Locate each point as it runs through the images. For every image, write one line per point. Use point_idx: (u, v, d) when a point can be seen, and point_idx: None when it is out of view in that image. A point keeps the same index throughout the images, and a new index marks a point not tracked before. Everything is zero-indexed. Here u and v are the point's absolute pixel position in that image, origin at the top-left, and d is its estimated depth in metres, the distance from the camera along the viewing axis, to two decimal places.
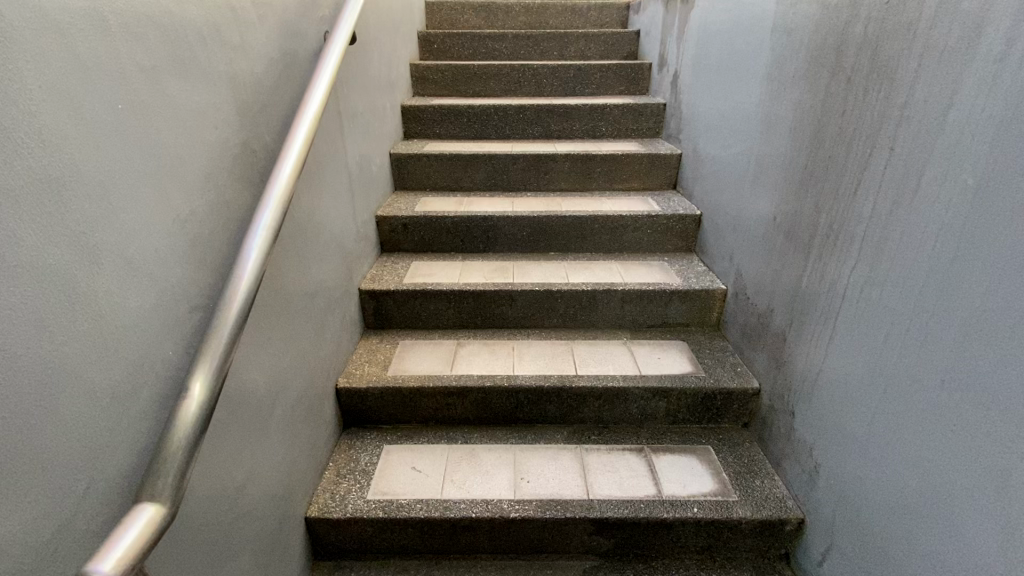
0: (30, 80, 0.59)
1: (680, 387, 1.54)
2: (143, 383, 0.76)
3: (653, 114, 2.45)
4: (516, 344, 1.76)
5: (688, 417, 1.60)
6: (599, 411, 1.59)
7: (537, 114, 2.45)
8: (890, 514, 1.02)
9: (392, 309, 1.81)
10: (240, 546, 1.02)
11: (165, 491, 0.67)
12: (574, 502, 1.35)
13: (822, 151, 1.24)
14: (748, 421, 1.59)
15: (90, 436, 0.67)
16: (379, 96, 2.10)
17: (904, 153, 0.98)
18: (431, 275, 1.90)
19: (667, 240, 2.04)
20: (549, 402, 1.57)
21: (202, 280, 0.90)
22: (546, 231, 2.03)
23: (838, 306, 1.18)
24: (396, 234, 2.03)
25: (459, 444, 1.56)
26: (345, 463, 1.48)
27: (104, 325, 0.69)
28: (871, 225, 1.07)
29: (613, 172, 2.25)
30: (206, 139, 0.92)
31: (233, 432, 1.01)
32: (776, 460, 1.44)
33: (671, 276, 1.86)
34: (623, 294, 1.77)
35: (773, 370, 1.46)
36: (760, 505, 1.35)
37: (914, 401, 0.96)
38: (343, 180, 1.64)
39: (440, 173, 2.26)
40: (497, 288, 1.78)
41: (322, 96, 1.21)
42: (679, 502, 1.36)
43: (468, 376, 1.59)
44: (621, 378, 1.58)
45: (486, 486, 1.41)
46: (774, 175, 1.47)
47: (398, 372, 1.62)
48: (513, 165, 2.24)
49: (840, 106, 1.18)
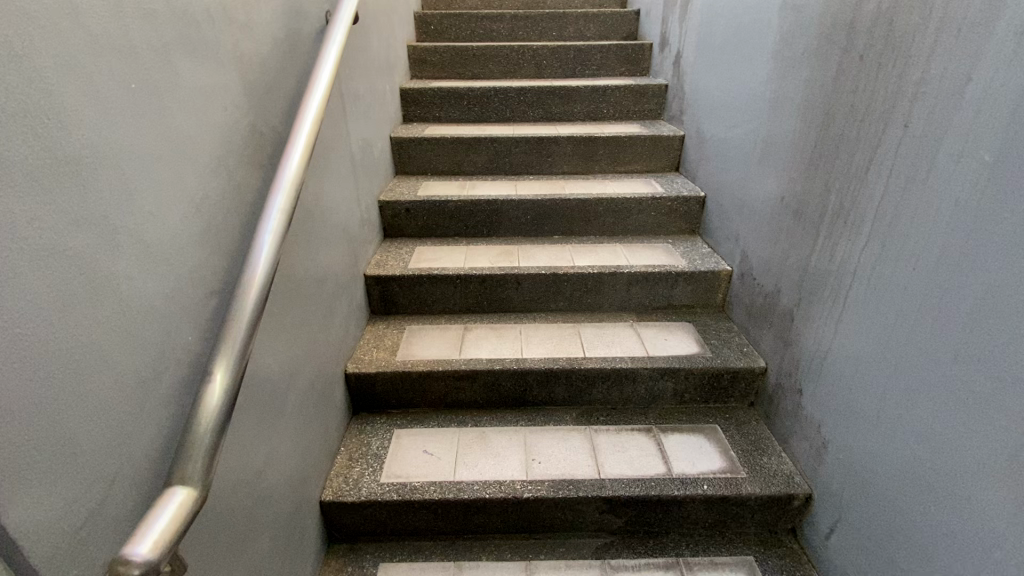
0: (46, 59, 0.57)
1: (688, 368, 1.56)
2: (166, 368, 0.75)
3: (654, 95, 2.43)
4: (523, 328, 1.76)
5: (695, 397, 1.62)
6: (607, 393, 1.60)
7: (538, 96, 2.43)
8: (901, 486, 1.04)
9: (398, 294, 1.80)
10: (260, 529, 1.03)
11: (195, 475, 0.67)
12: (586, 482, 1.37)
13: (833, 129, 1.24)
14: (754, 401, 1.61)
15: (117, 421, 0.66)
16: (379, 78, 2.07)
17: (919, 130, 0.99)
18: (436, 259, 1.89)
19: (671, 222, 2.04)
20: (558, 384, 1.58)
21: (219, 264, 0.90)
22: (550, 215, 2.02)
23: (848, 284, 1.19)
24: (399, 219, 2.02)
25: (469, 427, 1.57)
26: (357, 447, 1.49)
27: (125, 310, 0.68)
28: (883, 203, 1.08)
29: (616, 155, 2.23)
30: (216, 121, 0.91)
31: (250, 417, 1.01)
32: (783, 437, 1.46)
33: (677, 258, 1.87)
34: (629, 276, 1.77)
35: (780, 349, 1.48)
36: (768, 481, 1.37)
37: (926, 376, 0.97)
38: (348, 165, 1.63)
39: (441, 157, 2.24)
40: (503, 272, 1.78)
41: (331, 76, 1.19)
42: (689, 480, 1.38)
43: (477, 360, 1.59)
44: (629, 359, 1.59)
45: (498, 468, 1.42)
46: (781, 155, 1.47)
47: (407, 357, 1.62)
48: (516, 148, 2.22)
49: (852, 84, 1.17)
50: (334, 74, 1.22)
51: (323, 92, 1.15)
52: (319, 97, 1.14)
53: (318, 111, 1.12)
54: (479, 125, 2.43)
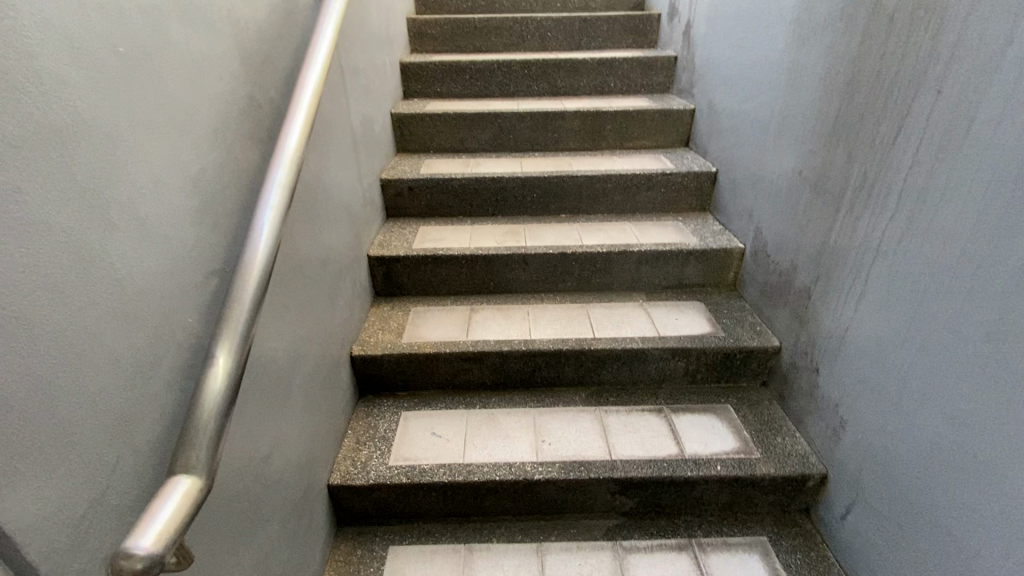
0: (23, 17, 0.52)
1: (700, 348, 1.52)
2: (166, 352, 0.72)
3: (663, 68, 2.36)
4: (531, 308, 1.72)
5: (707, 377, 1.59)
6: (617, 374, 1.57)
7: (543, 69, 2.35)
8: (925, 467, 1.01)
9: (403, 275, 1.76)
10: (268, 515, 1.00)
11: (199, 463, 0.64)
12: (597, 463, 1.35)
13: (857, 98, 1.19)
14: (767, 380, 1.59)
15: (116, 408, 0.63)
16: (379, 51, 1.99)
17: (954, 96, 0.93)
18: (441, 239, 1.84)
19: (681, 199, 1.99)
20: (567, 365, 1.55)
21: (219, 243, 0.86)
22: (557, 192, 1.97)
23: (872, 260, 1.14)
24: (402, 198, 1.96)
25: (477, 409, 1.54)
26: (364, 431, 1.47)
27: (121, 291, 0.64)
28: (912, 174, 1.03)
29: (624, 130, 2.17)
30: (212, 92, 0.85)
31: (256, 401, 0.98)
32: (797, 417, 1.44)
33: (688, 236, 1.82)
34: (639, 254, 1.73)
35: (796, 328, 1.44)
36: (783, 461, 1.35)
37: (956, 355, 0.94)
38: (349, 141, 1.57)
39: (444, 134, 2.17)
40: (510, 251, 1.74)
41: (330, 46, 1.13)
42: (702, 461, 1.36)
43: (485, 341, 1.56)
44: (640, 339, 1.55)
45: (508, 450, 1.40)
46: (799, 126, 1.42)
47: (413, 339, 1.59)
48: (521, 123, 2.15)
49: (879, 48, 1.11)
50: (333, 43, 1.16)
51: (322, 62, 1.10)
52: (319, 67, 1.09)
53: (317, 83, 1.07)
54: (482, 100, 2.36)
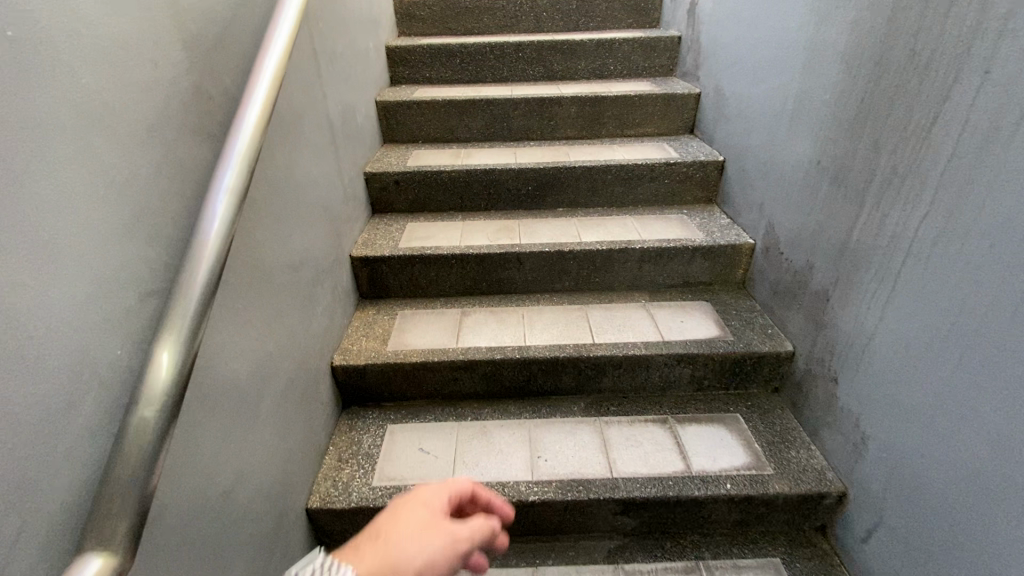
0: None
1: (708, 354, 1.41)
2: (86, 393, 0.61)
3: (666, 49, 2.21)
4: (526, 311, 1.61)
5: (715, 384, 1.48)
6: (619, 381, 1.47)
7: (538, 52, 2.21)
8: (961, 495, 0.91)
9: (389, 277, 1.65)
10: (231, 555, 0.91)
11: (117, 537, 0.56)
12: (597, 482, 1.25)
13: (886, 80, 1.06)
14: (779, 386, 1.48)
15: (16, 468, 0.52)
16: (361, 33, 1.86)
17: (1005, 77, 0.81)
18: (429, 237, 1.72)
19: (686, 190, 1.86)
20: (565, 374, 1.44)
21: (159, 257, 0.74)
22: (554, 185, 1.84)
23: (902, 262, 1.03)
24: (388, 193, 1.84)
25: (469, 421, 1.44)
26: (347, 447, 1.37)
27: (18, 328, 0.53)
28: (952, 167, 0.91)
29: (624, 116, 2.04)
30: (145, 81, 0.73)
31: (213, 431, 0.87)
32: (813, 428, 1.33)
33: (693, 231, 1.70)
34: (641, 252, 1.61)
35: (812, 333, 1.33)
36: (798, 478, 1.25)
37: (1001, 374, 0.83)
38: (326, 132, 1.45)
39: (433, 123, 2.04)
40: (502, 250, 1.62)
41: (291, 26, 1.00)
42: (711, 479, 1.25)
43: (476, 348, 1.45)
44: (643, 345, 1.44)
45: (501, 467, 1.30)
46: (817, 112, 1.29)
47: (399, 346, 1.48)
48: (515, 110, 2.02)
49: (913, 21, 0.98)
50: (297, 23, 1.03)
51: (282, 44, 0.97)
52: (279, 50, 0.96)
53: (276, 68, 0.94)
54: (473, 86, 2.23)
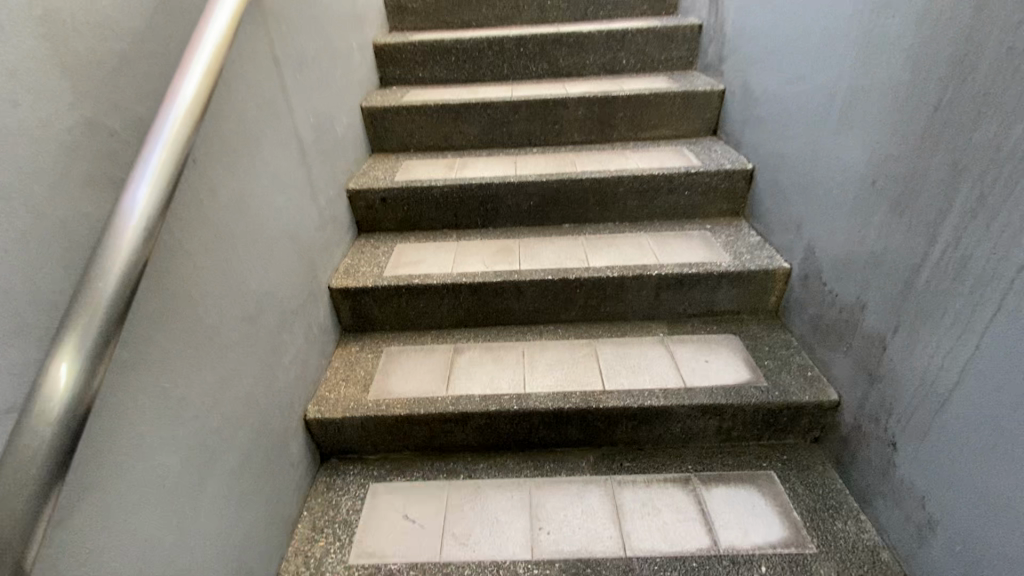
0: None
1: (737, 403, 1.22)
2: None
3: (685, 40, 1.98)
4: (527, 347, 1.43)
5: (745, 434, 1.28)
6: (633, 433, 1.28)
7: (541, 46, 1.99)
8: None
9: (373, 309, 1.48)
10: None
11: None
12: (608, 564, 1.07)
13: (970, 85, 0.84)
14: (820, 438, 1.27)
15: None
16: (342, 32, 1.67)
17: None
18: (419, 262, 1.54)
19: (709, 202, 1.65)
20: (571, 426, 1.26)
21: (27, 353, 0.57)
22: (559, 199, 1.64)
23: (990, 318, 0.81)
24: (375, 211, 1.66)
25: (461, 479, 1.26)
26: (322, 512, 1.20)
27: None
28: None
29: (638, 118, 1.82)
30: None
31: (129, 547, 0.71)
32: (863, 495, 1.13)
33: (718, 252, 1.49)
34: (658, 279, 1.41)
35: (863, 383, 1.12)
36: (847, 560, 1.05)
37: None
38: (292, 152, 1.26)
39: (425, 130, 1.85)
40: (500, 278, 1.43)
41: (221, 35, 0.79)
42: (742, 560, 1.06)
43: (469, 397, 1.27)
44: (661, 393, 1.25)
45: (496, 542, 1.12)
46: (872, 120, 1.07)
47: (382, 393, 1.31)
48: (515, 114, 1.81)
49: (1013, 6, 0.76)
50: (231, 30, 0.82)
51: (207, 59, 0.75)
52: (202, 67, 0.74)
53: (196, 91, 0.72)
54: (471, 86, 2.02)
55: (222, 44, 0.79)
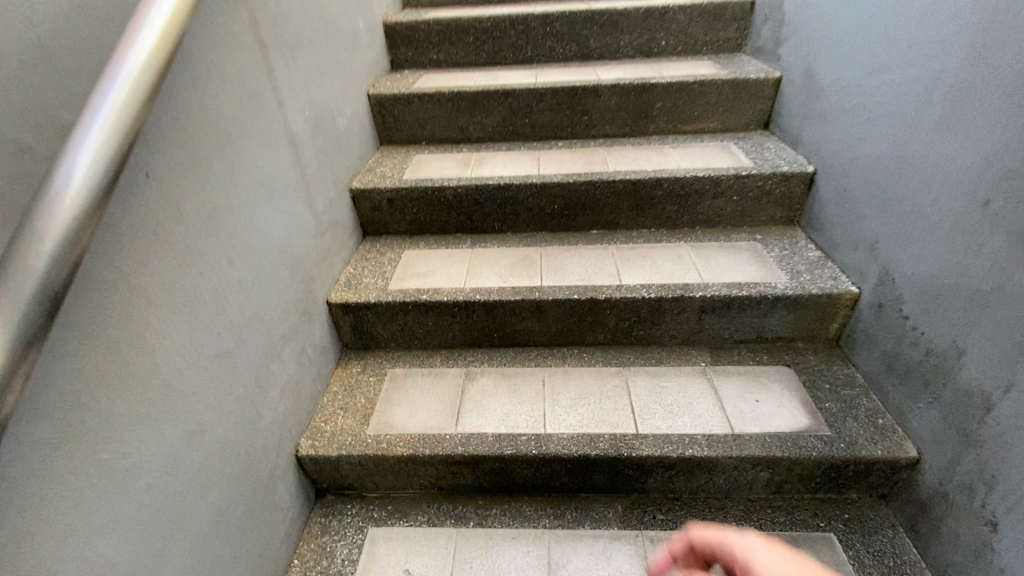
0: None
1: (794, 456, 1.04)
2: None
3: (734, 18, 1.74)
4: (548, 374, 1.26)
5: (800, 488, 1.10)
6: (669, 482, 1.11)
7: (570, 25, 1.78)
8: None
9: (377, 326, 1.32)
10: None
11: None
12: None
13: None
14: (889, 495, 1.09)
15: None
16: (347, 9, 1.48)
17: None
18: (428, 273, 1.38)
19: (759, 208, 1.44)
20: (597, 472, 1.09)
21: None
22: (587, 203, 1.45)
23: None
24: (381, 213, 1.50)
25: (471, 527, 1.12)
26: (314, 561, 1.07)
27: None
28: None
29: (679, 108, 1.61)
30: None
31: None
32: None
33: (771, 270, 1.29)
34: (702, 302, 1.23)
35: (954, 444, 0.94)
36: None
37: None
38: (281, 153, 1.09)
39: (439, 120, 1.67)
40: (519, 296, 1.26)
41: (164, 32, 0.61)
42: None
43: (481, 435, 1.11)
44: (703, 439, 1.08)
45: None
46: (988, 125, 0.86)
47: (383, 426, 1.16)
48: (539, 103, 1.62)
49: None
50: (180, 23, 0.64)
51: (140, 66, 0.58)
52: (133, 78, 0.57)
53: (119, 113, 0.55)
54: (490, 70, 1.82)
55: (165, 45, 0.61)
